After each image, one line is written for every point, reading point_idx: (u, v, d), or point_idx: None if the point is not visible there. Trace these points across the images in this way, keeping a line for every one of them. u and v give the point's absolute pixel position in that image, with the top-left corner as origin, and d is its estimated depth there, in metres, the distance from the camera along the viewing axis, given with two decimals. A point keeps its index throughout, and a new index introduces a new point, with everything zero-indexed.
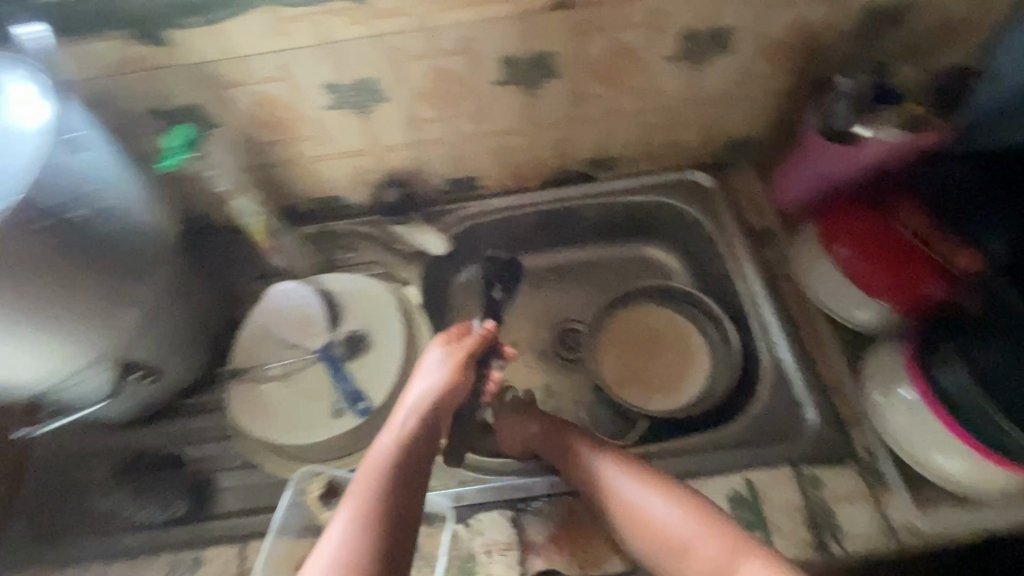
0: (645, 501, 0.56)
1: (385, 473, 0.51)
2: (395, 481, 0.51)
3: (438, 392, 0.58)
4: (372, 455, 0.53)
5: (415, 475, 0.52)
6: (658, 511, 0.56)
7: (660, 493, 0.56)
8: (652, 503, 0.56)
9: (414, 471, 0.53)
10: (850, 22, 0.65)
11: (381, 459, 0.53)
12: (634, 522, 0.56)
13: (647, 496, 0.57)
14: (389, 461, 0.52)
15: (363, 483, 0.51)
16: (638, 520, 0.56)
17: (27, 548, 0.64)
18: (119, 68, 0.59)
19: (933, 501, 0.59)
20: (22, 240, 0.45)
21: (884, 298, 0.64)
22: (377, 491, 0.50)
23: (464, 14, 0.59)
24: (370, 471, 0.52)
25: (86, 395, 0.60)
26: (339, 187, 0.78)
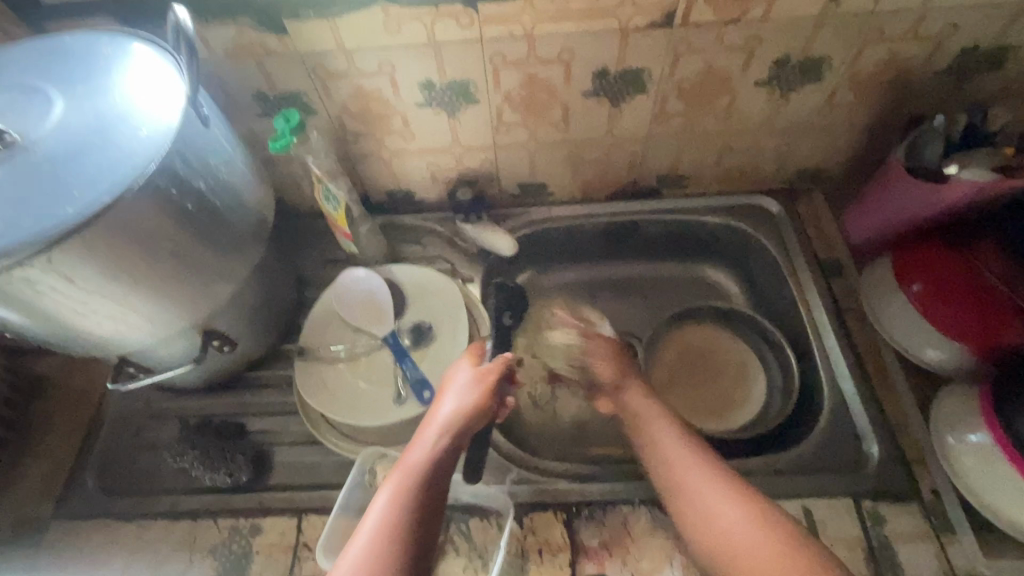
0: (717, 501, 0.54)
1: (407, 494, 0.52)
2: (414, 505, 0.52)
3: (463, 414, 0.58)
4: (398, 470, 0.55)
5: (433, 500, 0.53)
6: (727, 514, 0.53)
7: (733, 499, 0.54)
8: (723, 505, 0.54)
9: (433, 494, 0.53)
10: (945, 61, 0.65)
11: (403, 479, 0.53)
12: (698, 516, 0.54)
13: (720, 497, 0.55)
14: (411, 482, 0.53)
15: (384, 502, 0.52)
16: (704, 514, 0.54)
17: (97, 498, 0.67)
18: (236, 52, 0.63)
19: (1000, 551, 0.57)
20: (152, 208, 0.46)
21: (962, 340, 0.63)
22: (396, 513, 0.51)
23: (565, 25, 0.60)
24: (391, 490, 0.53)
25: (171, 359, 0.63)
26: (415, 182, 0.81)
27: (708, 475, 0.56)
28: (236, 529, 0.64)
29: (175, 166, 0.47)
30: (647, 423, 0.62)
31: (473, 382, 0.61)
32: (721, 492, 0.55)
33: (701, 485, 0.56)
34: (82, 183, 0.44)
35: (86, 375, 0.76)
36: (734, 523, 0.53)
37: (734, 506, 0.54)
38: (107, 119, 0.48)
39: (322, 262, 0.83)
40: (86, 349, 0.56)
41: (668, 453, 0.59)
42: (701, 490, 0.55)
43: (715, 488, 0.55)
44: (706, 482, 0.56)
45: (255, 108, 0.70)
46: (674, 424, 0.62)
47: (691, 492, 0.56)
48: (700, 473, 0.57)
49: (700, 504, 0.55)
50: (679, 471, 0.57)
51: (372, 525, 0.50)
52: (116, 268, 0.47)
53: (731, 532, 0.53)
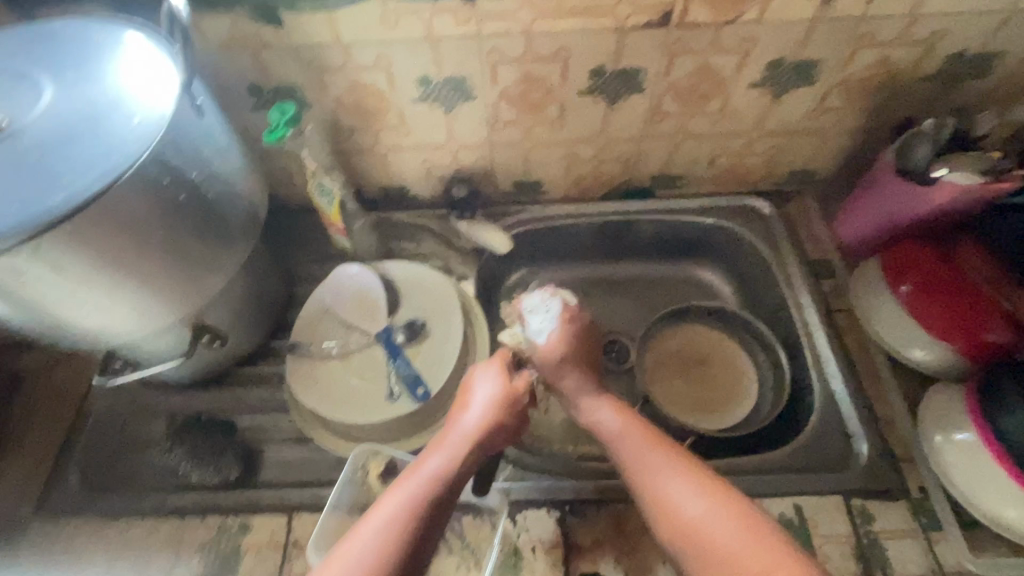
0: (677, 488, 0.54)
1: (419, 503, 0.51)
2: (424, 516, 0.50)
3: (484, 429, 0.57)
4: (412, 475, 0.53)
5: (442, 512, 0.52)
6: (685, 500, 0.53)
7: (693, 484, 0.53)
8: (681, 489, 0.53)
9: (443, 508, 0.52)
10: (934, 67, 0.66)
11: (418, 486, 0.52)
12: (657, 503, 0.54)
13: (678, 481, 0.54)
14: (426, 490, 0.52)
15: (394, 505, 0.50)
16: (663, 500, 0.53)
17: (79, 496, 0.66)
18: (230, 43, 0.62)
19: (985, 547, 0.59)
20: (144, 197, 0.46)
21: (949, 340, 0.64)
22: (405, 519, 0.49)
23: (563, 23, 0.61)
24: (402, 495, 0.51)
25: (159, 353, 0.62)
26: (409, 178, 0.81)
27: (667, 461, 0.56)
28: (224, 528, 0.62)
29: (166, 155, 0.47)
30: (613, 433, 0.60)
31: (498, 397, 0.60)
32: (681, 476, 0.54)
33: (660, 472, 0.55)
34: (71, 170, 0.43)
35: (70, 370, 0.75)
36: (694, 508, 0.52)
37: (694, 488, 0.53)
38: (99, 106, 0.47)
39: (314, 258, 0.82)
40: (72, 342, 0.55)
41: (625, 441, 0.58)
42: (660, 476, 0.55)
43: (674, 474, 0.55)
44: (665, 468, 0.55)
45: (249, 100, 0.69)
46: (641, 433, 0.59)
47: (652, 480, 0.55)
48: (661, 460, 0.56)
49: (661, 492, 0.54)
50: (641, 458, 0.57)
51: (376, 528, 0.49)
52: (104, 257, 0.46)
53: (692, 517, 0.52)
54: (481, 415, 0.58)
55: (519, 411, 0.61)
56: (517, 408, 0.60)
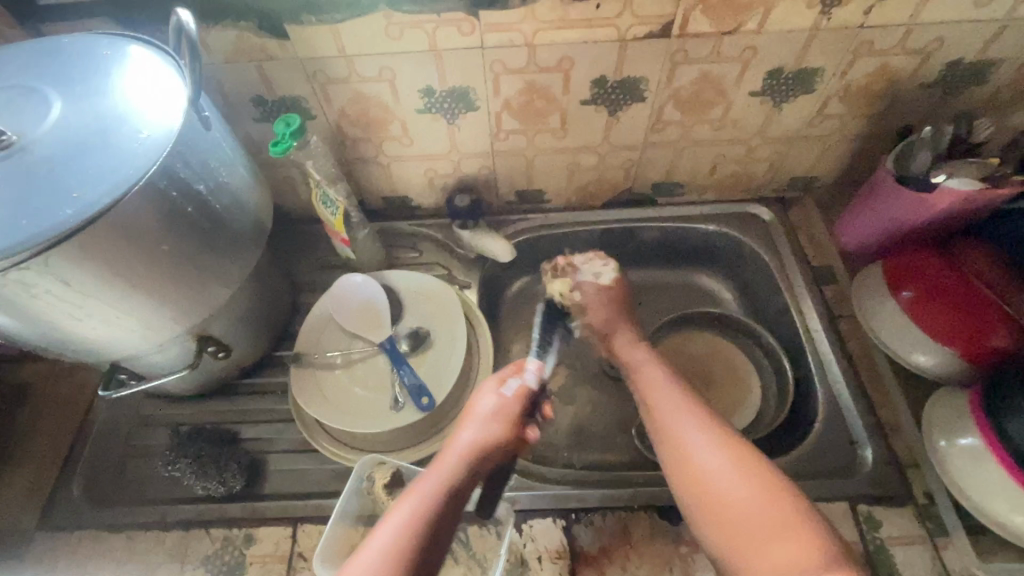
0: (696, 443, 0.55)
1: (422, 518, 0.49)
2: (431, 523, 0.50)
3: (484, 444, 0.57)
4: (415, 488, 0.52)
5: (449, 519, 0.51)
6: (702, 452, 0.54)
7: (713, 440, 0.55)
8: (700, 442, 0.55)
9: (447, 522, 0.51)
10: (932, 75, 0.67)
11: (422, 495, 0.51)
12: (673, 453, 0.56)
13: (700, 434, 0.55)
14: (428, 505, 0.51)
15: (401, 516, 0.50)
16: (678, 452, 0.55)
17: (82, 509, 0.65)
18: (235, 57, 0.63)
19: (992, 552, 0.58)
20: (152, 209, 0.46)
21: (950, 344, 0.64)
22: (414, 527, 0.49)
23: (565, 33, 0.61)
24: (404, 511, 0.50)
25: (163, 364, 0.62)
26: (412, 187, 0.81)
27: (692, 416, 0.57)
28: (228, 541, 0.62)
29: (175, 168, 0.47)
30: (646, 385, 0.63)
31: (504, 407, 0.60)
32: (703, 431, 0.56)
33: (682, 423, 0.57)
34: (81, 185, 0.44)
35: (73, 382, 0.75)
36: (711, 460, 0.53)
37: (713, 444, 0.54)
38: (108, 120, 0.47)
39: (317, 267, 0.83)
40: (78, 355, 0.55)
41: (659, 395, 0.61)
42: (683, 431, 0.56)
43: (697, 428, 0.56)
44: (689, 419, 0.57)
45: (254, 112, 0.69)
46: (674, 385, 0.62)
47: (674, 431, 0.57)
48: (687, 416, 0.57)
49: (680, 444, 0.56)
50: (666, 411, 0.59)
51: (386, 538, 0.48)
52: (112, 270, 0.46)
53: (706, 470, 0.53)
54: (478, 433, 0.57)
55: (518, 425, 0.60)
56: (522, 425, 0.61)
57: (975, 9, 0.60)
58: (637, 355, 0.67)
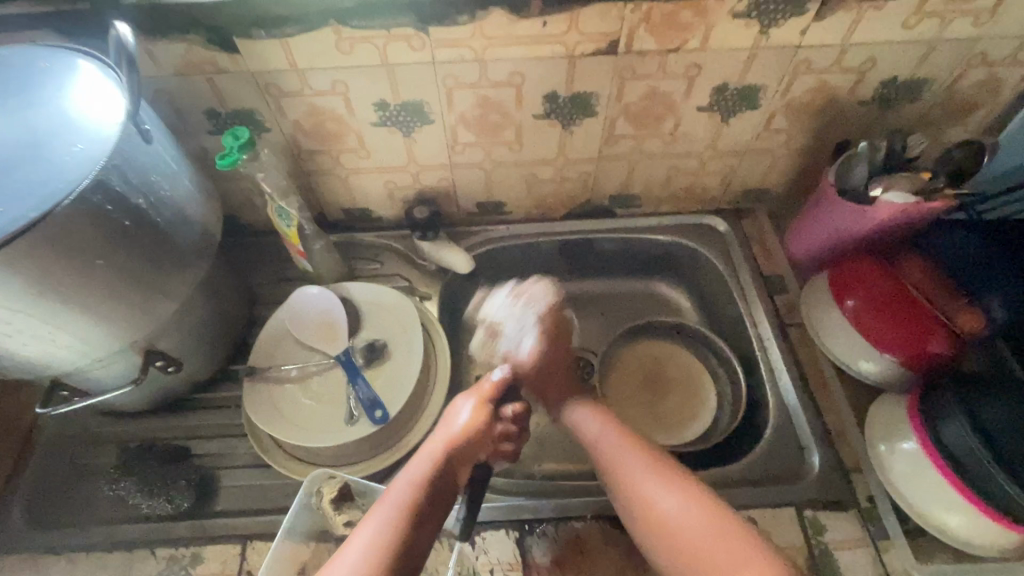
0: (649, 485, 0.57)
1: (394, 528, 0.52)
2: (406, 528, 0.52)
3: (454, 449, 0.59)
4: (389, 492, 0.55)
5: (425, 523, 0.54)
6: (657, 496, 0.56)
7: (664, 481, 0.57)
8: (654, 488, 0.56)
9: (421, 527, 0.53)
10: (868, 93, 0.70)
11: (396, 502, 0.54)
12: (632, 500, 0.57)
13: (648, 476, 0.57)
14: (399, 514, 0.53)
15: (379, 519, 0.52)
16: (634, 499, 0.57)
17: (21, 532, 0.63)
18: (184, 70, 0.63)
19: (930, 554, 0.60)
20: (86, 222, 0.45)
21: (890, 351, 0.67)
22: (389, 534, 0.51)
23: (514, 50, 0.62)
24: (377, 520, 0.52)
25: (107, 380, 0.61)
26: (371, 200, 0.82)
27: (639, 460, 0.59)
28: (173, 561, 0.61)
29: (111, 181, 0.46)
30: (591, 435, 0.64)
31: (476, 403, 0.64)
32: (653, 473, 0.58)
33: (634, 469, 0.58)
34: (9, 200, 0.43)
35: (17, 400, 0.72)
36: (665, 501, 0.55)
37: (665, 486, 0.56)
38: (42, 134, 0.47)
39: (276, 279, 0.82)
40: (14, 371, 0.53)
41: (607, 443, 0.62)
42: (635, 476, 0.58)
43: (647, 471, 0.58)
44: (638, 464, 0.59)
45: (207, 125, 0.69)
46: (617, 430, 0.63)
47: (627, 479, 0.58)
48: (637, 461, 0.59)
49: (636, 489, 0.57)
50: (618, 459, 0.60)
51: (362, 546, 0.50)
52: (43, 284, 0.45)
53: (666, 513, 0.54)
54: (448, 440, 0.60)
55: (491, 437, 0.63)
56: (495, 418, 0.64)
57: (904, 30, 0.63)
58: (572, 408, 0.67)
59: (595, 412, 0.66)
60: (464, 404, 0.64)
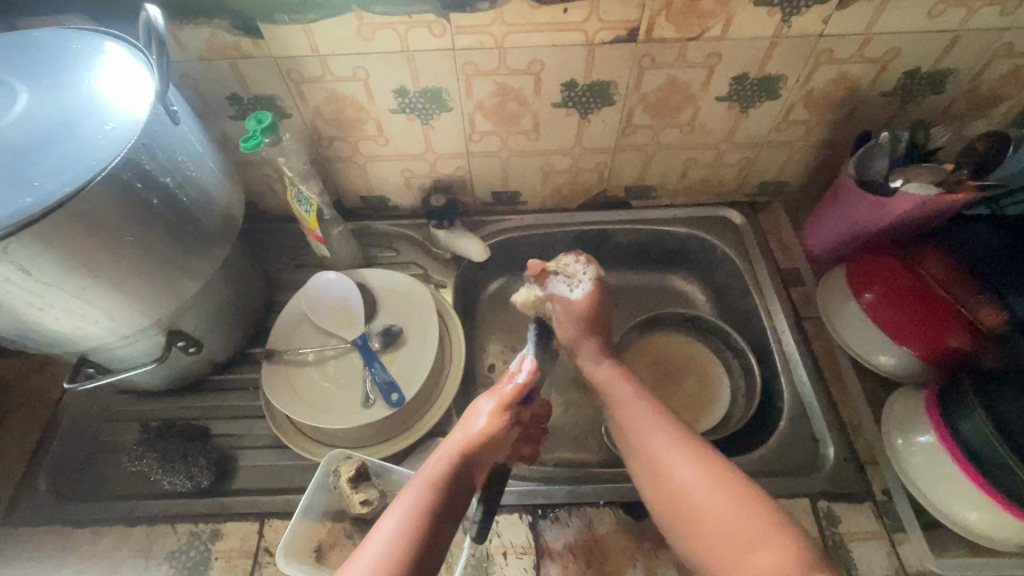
0: (670, 457, 0.56)
1: (412, 529, 0.51)
2: (423, 530, 0.51)
3: (473, 449, 0.58)
4: (406, 492, 0.54)
5: (443, 526, 0.53)
6: (676, 466, 0.55)
7: (687, 453, 0.56)
8: (674, 457, 0.56)
9: (439, 530, 0.52)
10: (890, 84, 0.69)
11: (411, 503, 0.53)
12: (654, 472, 0.56)
13: (670, 446, 0.57)
14: (416, 517, 0.52)
15: (396, 520, 0.52)
16: (654, 466, 0.57)
17: (47, 504, 0.65)
18: (209, 55, 0.64)
19: (945, 547, 0.60)
20: (116, 200, 0.46)
21: (909, 344, 0.67)
22: (407, 536, 0.51)
23: (533, 37, 0.63)
24: (393, 523, 0.51)
25: (131, 358, 0.62)
26: (388, 187, 0.82)
27: (661, 429, 0.59)
28: (194, 536, 0.62)
29: (140, 160, 0.47)
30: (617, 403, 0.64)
31: (495, 407, 0.61)
32: (677, 447, 0.57)
33: (655, 438, 0.58)
34: (42, 174, 0.44)
35: (43, 377, 0.74)
36: (684, 473, 0.55)
37: (685, 457, 0.56)
38: (73, 112, 0.48)
39: (294, 265, 0.83)
40: (43, 346, 0.55)
41: (629, 410, 0.62)
42: (658, 448, 0.57)
43: (665, 439, 0.57)
44: (660, 433, 0.58)
45: (230, 110, 0.70)
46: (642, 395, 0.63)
47: (648, 446, 0.58)
48: (659, 429, 0.58)
49: (653, 457, 0.57)
50: (640, 426, 0.60)
51: (379, 549, 0.49)
52: (73, 259, 0.46)
53: (683, 483, 0.54)
54: (466, 439, 0.58)
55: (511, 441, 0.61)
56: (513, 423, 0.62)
57: (929, 20, 0.62)
58: (603, 373, 0.68)
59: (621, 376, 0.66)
60: (486, 402, 0.63)
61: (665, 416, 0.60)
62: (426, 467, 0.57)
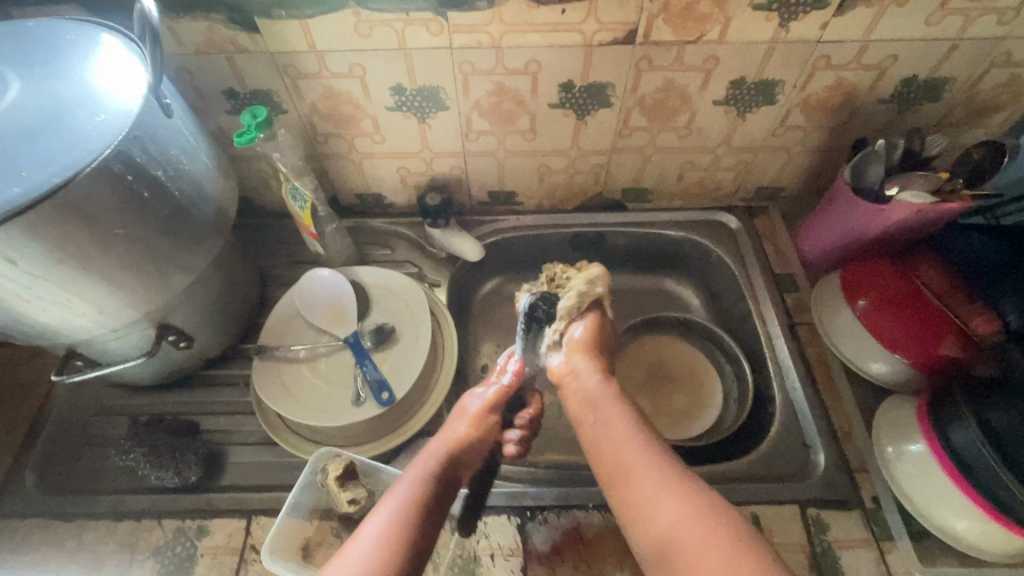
0: (657, 495, 0.52)
1: (407, 523, 0.51)
2: (415, 524, 0.52)
3: (458, 445, 0.60)
4: (398, 488, 0.55)
5: (433, 519, 0.53)
6: (664, 506, 0.51)
7: (676, 492, 0.52)
8: (662, 497, 0.52)
9: (431, 523, 0.53)
10: (887, 91, 0.69)
11: (404, 498, 0.53)
12: (639, 514, 0.52)
13: (657, 484, 0.53)
14: (408, 512, 0.52)
15: (389, 514, 0.52)
16: (639, 506, 0.53)
17: (34, 497, 0.65)
18: (205, 48, 0.63)
19: (934, 557, 0.60)
20: (107, 191, 0.46)
21: (900, 352, 0.66)
22: (401, 530, 0.51)
23: (531, 37, 0.62)
24: (386, 516, 0.52)
25: (120, 352, 0.61)
26: (384, 186, 0.82)
27: (647, 463, 0.54)
28: (180, 531, 0.62)
29: (130, 152, 0.47)
30: (597, 431, 0.59)
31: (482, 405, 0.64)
32: (666, 485, 0.52)
33: (641, 474, 0.54)
34: (32, 163, 0.44)
35: (33, 369, 0.74)
36: (671, 515, 0.51)
37: (674, 497, 0.51)
38: (64, 103, 0.48)
39: (288, 261, 0.83)
40: (30, 337, 0.54)
41: (612, 439, 0.57)
42: (644, 485, 0.53)
43: (649, 472, 0.54)
44: (646, 470, 0.54)
45: (226, 105, 0.70)
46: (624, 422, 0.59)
47: (634, 483, 0.54)
48: (645, 464, 0.54)
49: (635, 490, 0.53)
50: (625, 458, 0.55)
51: (372, 542, 0.50)
52: (60, 251, 0.45)
53: (671, 526, 0.50)
54: (453, 436, 0.61)
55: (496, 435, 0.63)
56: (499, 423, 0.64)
57: (926, 28, 0.62)
58: (589, 388, 0.62)
59: (605, 388, 0.62)
60: (472, 397, 0.65)
61: (651, 449, 0.56)
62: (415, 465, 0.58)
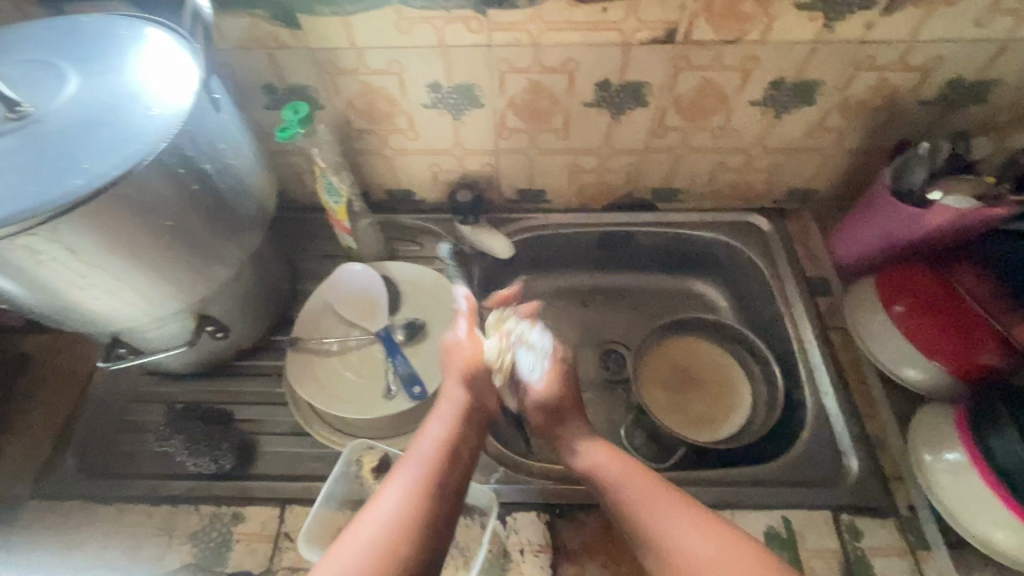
0: (673, 524, 0.50)
1: (419, 492, 0.51)
2: (429, 494, 0.51)
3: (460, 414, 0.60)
4: (409, 460, 0.54)
5: (447, 487, 0.53)
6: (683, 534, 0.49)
7: (691, 519, 0.51)
8: (677, 525, 0.50)
9: (445, 492, 0.52)
10: (930, 93, 0.68)
11: (416, 471, 0.53)
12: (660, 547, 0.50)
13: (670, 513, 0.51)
14: (420, 483, 0.52)
15: (401, 485, 0.51)
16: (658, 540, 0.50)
17: (75, 479, 0.66)
18: (247, 44, 0.64)
19: (971, 568, 0.59)
20: (160, 184, 0.47)
21: (939, 358, 0.65)
22: (413, 501, 0.50)
23: (570, 35, 0.62)
24: (398, 487, 0.51)
25: (161, 340, 0.63)
26: (415, 182, 0.83)
27: (657, 495, 0.53)
28: (216, 518, 0.63)
29: (183, 146, 0.48)
30: (600, 471, 0.57)
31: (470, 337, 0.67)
32: (680, 513, 0.51)
33: (653, 506, 0.52)
34: (91, 155, 0.45)
35: (73, 355, 0.76)
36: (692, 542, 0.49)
37: (690, 524, 0.50)
38: (120, 96, 0.49)
39: (320, 255, 0.84)
40: (78, 324, 0.56)
41: (616, 477, 0.56)
42: (658, 516, 0.51)
43: (660, 503, 0.52)
44: (657, 501, 0.53)
45: (264, 100, 0.71)
46: (623, 461, 0.58)
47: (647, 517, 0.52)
48: (655, 496, 0.53)
49: (650, 523, 0.51)
50: (632, 493, 0.54)
51: (386, 518, 0.48)
52: (115, 242, 0.47)
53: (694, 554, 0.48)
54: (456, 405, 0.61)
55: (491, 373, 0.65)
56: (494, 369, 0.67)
57: (975, 29, 0.61)
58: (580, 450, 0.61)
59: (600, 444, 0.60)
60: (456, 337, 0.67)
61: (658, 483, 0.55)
62: (424, 438, 0.58)
